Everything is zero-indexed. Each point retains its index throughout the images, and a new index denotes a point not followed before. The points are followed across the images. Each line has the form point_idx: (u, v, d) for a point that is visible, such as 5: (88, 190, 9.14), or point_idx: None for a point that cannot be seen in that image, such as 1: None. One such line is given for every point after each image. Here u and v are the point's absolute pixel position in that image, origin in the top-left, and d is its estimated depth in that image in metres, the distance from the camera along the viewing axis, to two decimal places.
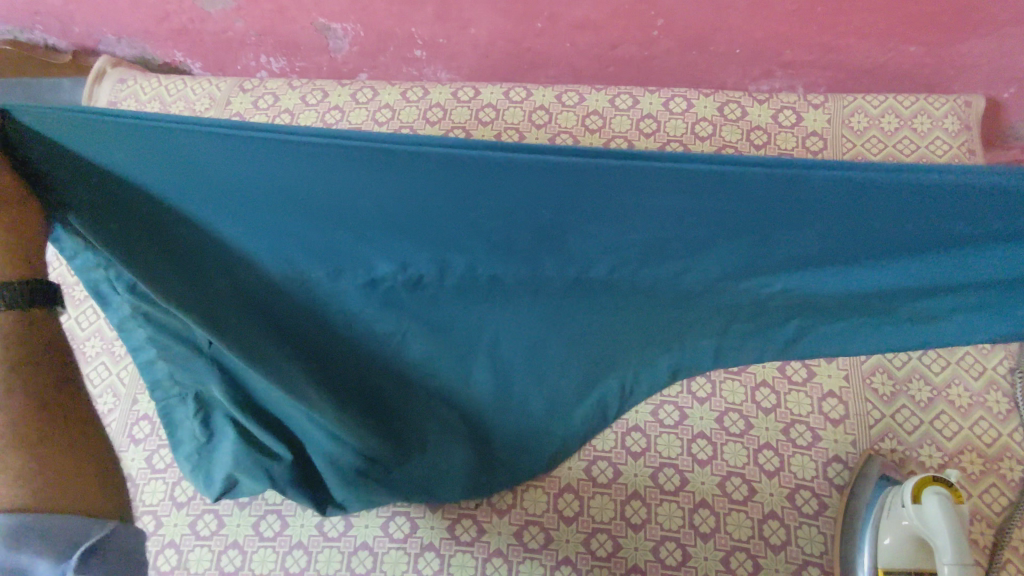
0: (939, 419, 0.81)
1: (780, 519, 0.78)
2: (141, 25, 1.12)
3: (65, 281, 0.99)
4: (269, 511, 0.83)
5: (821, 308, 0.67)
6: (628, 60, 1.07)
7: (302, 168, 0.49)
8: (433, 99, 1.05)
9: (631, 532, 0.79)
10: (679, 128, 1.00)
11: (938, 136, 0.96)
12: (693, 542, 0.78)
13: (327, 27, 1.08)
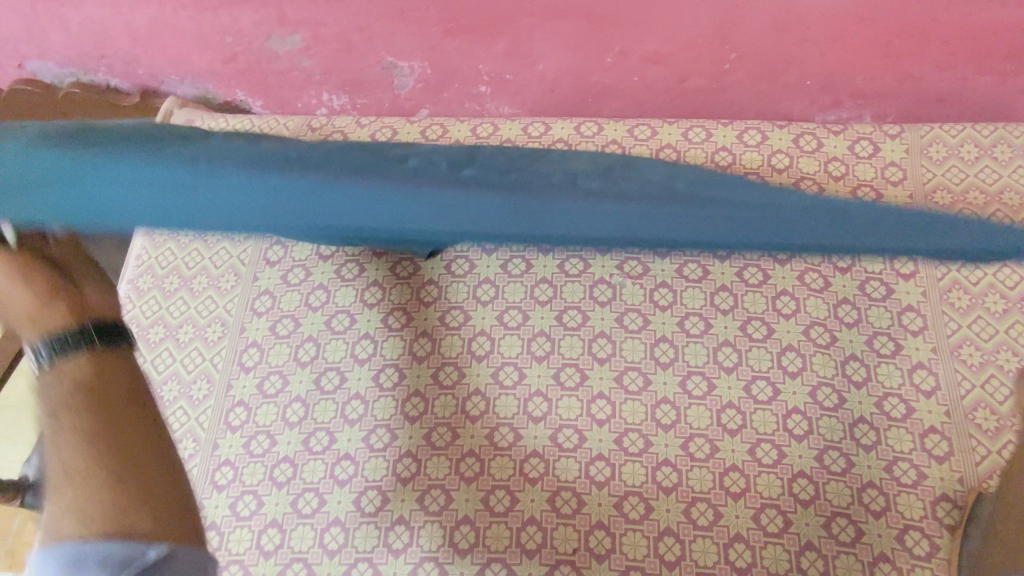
0: None
1: (892, 561, 0.76)
2: (207, 66, 1.13)
3: (140, 323, 0.98)
4: (360, 558, 0.81)
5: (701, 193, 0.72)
6: (695, 93, 1.07)
7: (308, 213, 0.68)
8: (502, 135, 1.05)
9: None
10: (755, 159, 0.99)
11: (1021, 165, 0.94)
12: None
13: (394, 65, 1.09)
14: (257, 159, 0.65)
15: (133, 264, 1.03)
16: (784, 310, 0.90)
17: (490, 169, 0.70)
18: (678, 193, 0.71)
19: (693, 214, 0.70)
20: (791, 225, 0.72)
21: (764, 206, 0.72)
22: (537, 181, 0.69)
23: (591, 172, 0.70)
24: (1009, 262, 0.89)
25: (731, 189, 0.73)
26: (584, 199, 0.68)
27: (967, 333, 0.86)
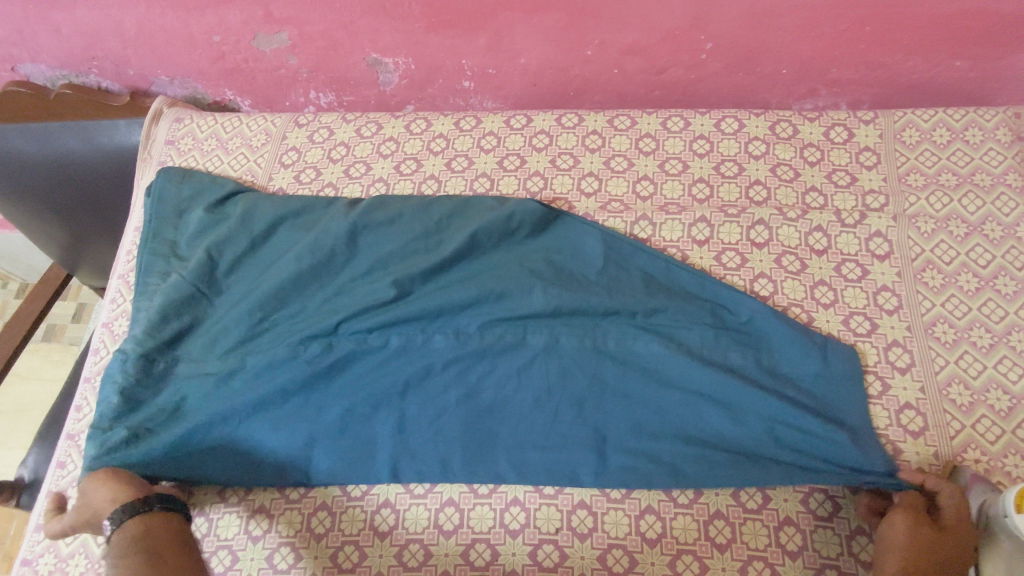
0: (1020, 428, 0.80)
1: (867, 535, 0.78)
2: (195, 65, 1.15)
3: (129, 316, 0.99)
4: (346, 542, 0.83)
5: (646, 410, 0.84)
6: (675, 83, 1.08)
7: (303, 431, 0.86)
8: (485, 128, 1.07)
9: (717, 552, 0.78)
10: (732, 147, 1.00)
11: (991, 147, 0.96)
12: (781, 559, 0.77)
13: (379, 61, 1.11)
14: (283, 416, 0.87)
15: (123, 260, 1.05)
16: (761, 292, 0.91)
17: (459, 362, 0.87)
18: (619, 386, 0.85)
19: (664, 440, 0.82)
20: (724, 435, 0.82)
21: (685, 396, 0.84)
22: (495, 391, 0.86)
23: (537, 349, 0.87)
24: (982, 242, 0.91)
25: (658, 348, 0.86)
26: (532, 405, 0.85)
27: (940, 311, 0.88)
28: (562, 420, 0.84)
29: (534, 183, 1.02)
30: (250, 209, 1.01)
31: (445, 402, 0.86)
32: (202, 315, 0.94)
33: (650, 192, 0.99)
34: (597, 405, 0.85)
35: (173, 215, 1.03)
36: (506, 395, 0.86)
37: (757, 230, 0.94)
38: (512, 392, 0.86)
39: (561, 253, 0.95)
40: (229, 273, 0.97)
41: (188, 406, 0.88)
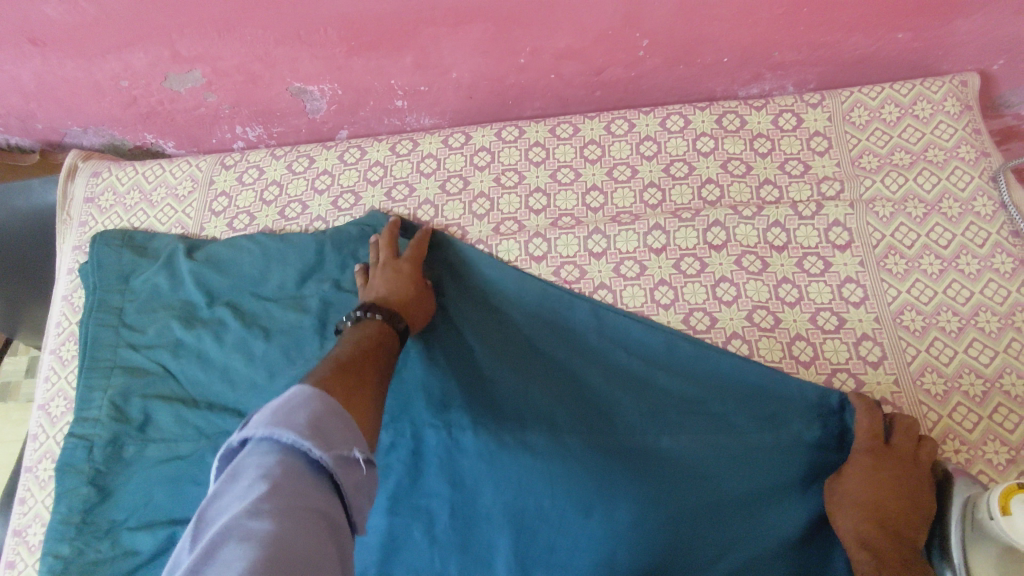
0: (997, 413, 0.79)
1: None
2: (108, 112, 1.08)
3: (67, 395, 0.93)
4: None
5: (657, 448, 0.81)
6: (615, 82, 1.04)
7: None
8: (423, 151, 1.01)
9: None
10: (680, 146, 0.96)
11: (942, 120, 0.94)
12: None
13: (303, 89, 1.05)
14: None
15: (54, 332, 0.97)
16: (724, 297, 0.88)
17: (456, 461, 0.83)
18: (629, 483, 0.79)
19: (664, 478, 0.79)
20: (714, 462, 0.79)
21: (696, 489, 0.78)
22: (491, 495, 0.81)
23: (542, 449, 0.82)
24: (941, 222, 0.89)
25: (663, 401, 0.83)
26: (533, 511, 0.79)
27: (907, 298, 0.85)
28: (573, 511, 0.79)
29: (479, 206, 0.97)
30: (204, 272, 0.95)
31: (437, 502, 0.82)
32: (158, 395, 0.90)
33: (601, 202, 0.95)
34: (603, 448, 0.81)
35: (117, 280, 0.96)
36: (501, 506, 0.80)
37: (714, 231, 0.91)
38: (511, 458, 0.81)
39: (557, 331, 0.88)
40: (183, 344, 0.92)
41: (157, 502, 0.84)
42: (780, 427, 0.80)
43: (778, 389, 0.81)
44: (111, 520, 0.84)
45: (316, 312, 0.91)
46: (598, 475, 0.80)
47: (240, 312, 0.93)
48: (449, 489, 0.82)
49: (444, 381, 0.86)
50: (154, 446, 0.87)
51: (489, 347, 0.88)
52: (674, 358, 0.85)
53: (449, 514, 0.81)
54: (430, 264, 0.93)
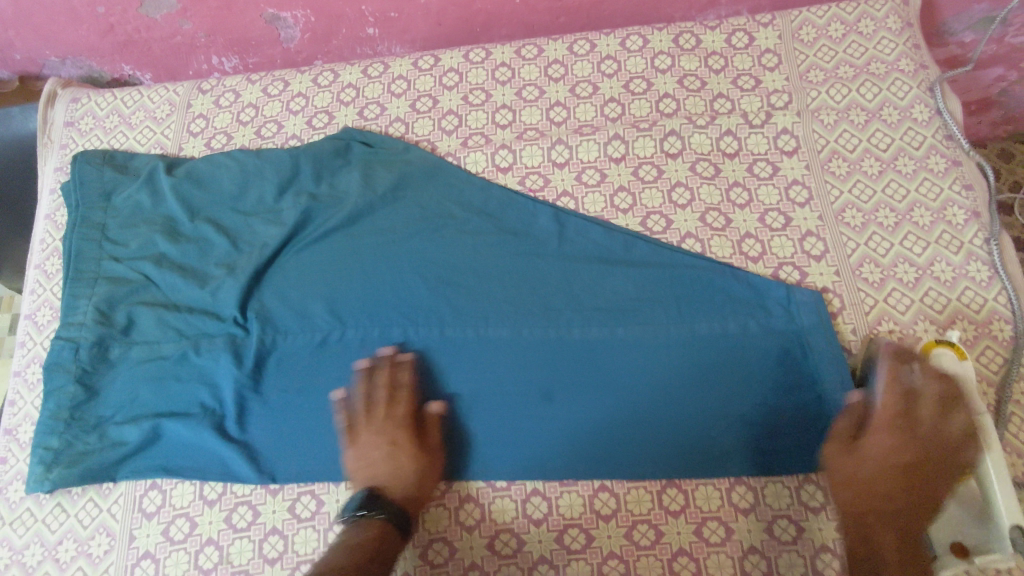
0: (927, 296, 0.85)
1: (815, 482, 0.79)
2: (85, 41, 1.10)
3: (53, 305, 0.96)
4: (302, 561, 0.80)
5: (609, 335, 0.87)
6: (578, 8, 1.09)
7: (258, 411, 0.88)
8: (393, 73, 1.05)
9: (671, 518, 0.79)
10: (639, 64, 1.01)
11: (884, 36, 0.99)
12: (727, 478, 0.80)
13: (277, 16, 1.08)
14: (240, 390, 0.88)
15: (38, 248, 1.01)
16: (679, 200, 0.93)
17: (424, 353, 0.89)
18: (588, 373, 0.86)
19: (614, 362, 0.86)
20: (665, 348, 0.86)
21: (644, 372, 0.85)
22: (459, 381, 0.87)
23: (501, 342, 0.88)
24: (881, 128, 0.94)
25: (618, 292, 0.89)
26: (498, 396, 0.86)
27: (848, 197, 0.91)
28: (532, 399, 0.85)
29: (449, 122, 1.01)
30: (185, 188, 0.99)
31: (408, 392, 0.87)
32: (141, 302, 0.94)
33: (564, 117, 1.00)
34: (559, 335, 0.88)
35: (100, 198, 1.00)
36: (472, 395, 0.86)
37: (670, 141, 0.96)
38: (475, 346, 0.88)
39: (517, 236, 0.94)
40: (165, 256, 0.96)
41: (142, 398, 0.89)
42: (725, 313, 0.86)
43: (724, 282, 0.88)
44: (99, 416, 0.89)
45: (292, 223, 0.96)
46: (554, 360, 0.87)
47: (219, 225, 0.98)
48: (422, 380, 0.87)
49: (411, 281, 0.92)
50: (138, 348, 0.92)
51: (452, 248, 0.93)
52: (629, 255, 0.91)
53: (421, 403, 0.86)
54: (396, 173, 0.98)
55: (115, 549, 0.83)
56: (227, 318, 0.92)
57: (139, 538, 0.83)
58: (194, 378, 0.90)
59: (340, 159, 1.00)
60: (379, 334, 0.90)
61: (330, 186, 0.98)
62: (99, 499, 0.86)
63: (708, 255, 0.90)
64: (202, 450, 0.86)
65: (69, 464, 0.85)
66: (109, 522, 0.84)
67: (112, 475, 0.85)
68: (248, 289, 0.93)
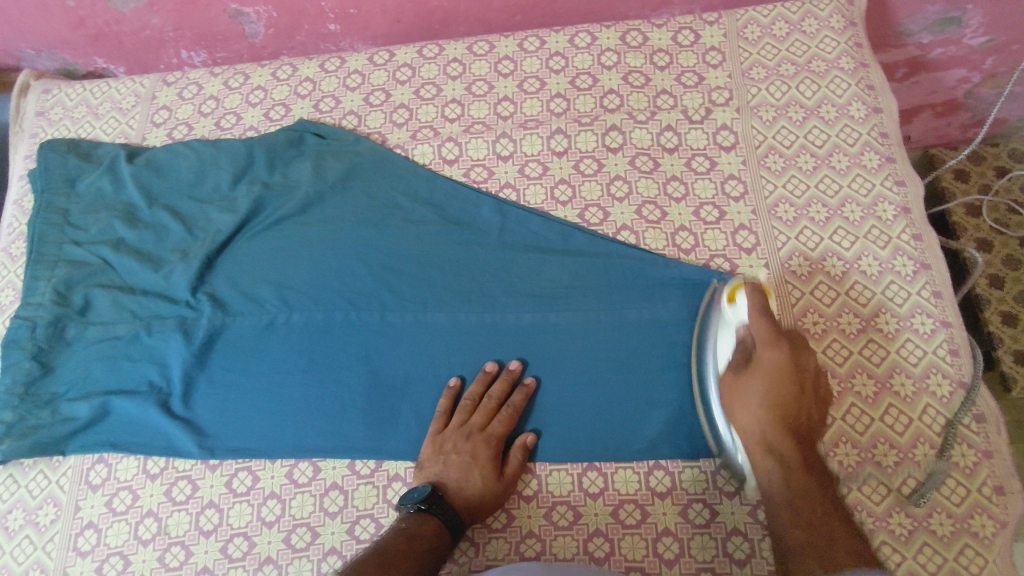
0: (852, 289, 0.87)
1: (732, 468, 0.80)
2: (58, 34, 1.15)
3: (16, 286, 1.01)
4: (235, 534, 0.83)
5: (542, 322, 0.90)
6: (532, 6, 1.11)
7: (202, 390, 0.91)
8: (350, 67, 1.08)
9: (590, 500, 0.81)
10: (586, 61, 1.04)
11: (826, 35, 1.00)
12: (647, 462, 0.82)
13: (240, 12, 1.11)
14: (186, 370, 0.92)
15: (5, 232, 1.05)
16: (617, 194, 0.95)
17: (364, 338, 0.92)
18: (520, 356, 0.88)
19: (545, 347, 0.88)
20: (594, 335, 0.88)
21: (573, 358, 0.87)
22: (395, 364, 0.90)
23: (438, 327, 0.91)
24: (818, 125, 0.96)
25: (553, 280, 0.92)
26: (431, 380, 0.89)
27: (782, 192, 0.93)
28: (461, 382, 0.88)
29: (399, 115, 1.04)
30: (145, 175, 1.03)
31: (346, 374, 0.90)
32: (97, 284, 0.98)
33: (511, 111, 1.02)
34: (494, 321, 0.90)
35: (64, 184, 1.04)
36: (407, 379, 0.89)
37: (611, 136, 0.99)
38: (413, 330, 0.91)
39: (459, 225, 0.96)
40: (123, 240, 1.00)
41: (93, 376, 0.93)
42: (656, 302, 0.88)
43: (656, 271, 0.90)
44: (53, 392, 0.93)
45: (245, 210, 0.99)
46: (487, 345, 0.89)
47: (176, 212, 1.01)
48: (359, 363, 0.90)
49: (356, 266, 0.95)
50: (93, 328, 0.95)
51: (397, 235, 0.96)
52: (566, 244, 0.94)
53: (357, 385, 0.89)
54: (348, 164, 1.01)
55: (61, 518, 0.86)
56: (178, 300, 0.96)
57: (84, 509, 0.86)
58: (143, 357, 0.93)
59: (294, 149, 1.03)
60: (322, 317, 0.93)
61: (284, 175, 1.02)
62: (49, 471, 0.89)
63: (643, 246, 0.93)
64: (147, 427, 0.90)
65: (21, 436, 0.89)
66: (57, 494, 0.88)
67: (61, 448, 0.89)
68: (200, 272, 0.97)
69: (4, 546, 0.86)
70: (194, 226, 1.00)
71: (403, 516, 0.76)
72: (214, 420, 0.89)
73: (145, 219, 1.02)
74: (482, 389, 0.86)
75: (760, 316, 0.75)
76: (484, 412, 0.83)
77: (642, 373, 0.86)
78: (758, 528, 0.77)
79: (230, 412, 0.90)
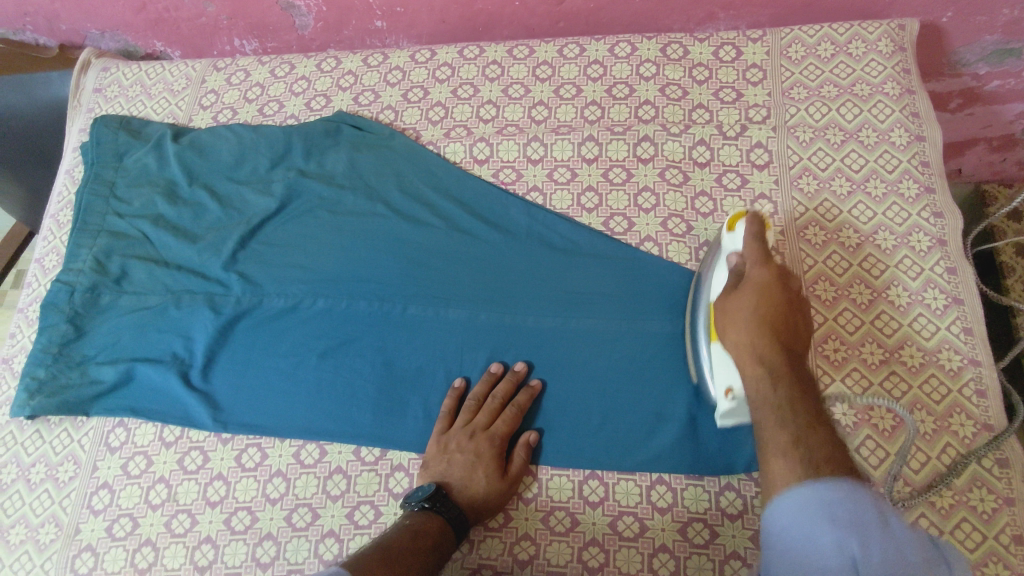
0: (879, 319, 0.84)
1: (735, 490, 0.78)
2: (121, 16, 1.20)
3: (59, 252, 1.05)
4: (239, 508, 0.85)
5: (558, 325, 0.90)
6: (576, 14, 1.12)
7: (223, 367, 0.94)
8: (392, 63, 1.11)
9: (588, 508, 0.80)
10: (624, 70, 1.04)
11: (873, 59, 0.98)
12: (650, 476, 0.81)
13: (292, 4, 1.15)
14: (209, 345, 0.94)
15: (55, 201, 1.10)
16: (644, 205, 0.95)
17: (382, 326, 0.93)
18: (530, 359, 0.88)
19: (560, 351, 0.88)
20: (609, 343, 0.87)
21: (587, 364, 0.87)
22: (410, 356, 0.91)
23: (455, 322, 0.92)
24: (857, 148, 0.94)
25: (573, 285, 0.91)
26: (444, 375, 0.89)
27: (813, 215, 0.91)
28: (468, 383, 0.88)
29: (435, 113, 1.06)
30: (188, 155, 1.07)
31: (362, 361, 0.92)
32: (133, 256, 1.02)
33: (545, 116, 1.03)
34: (512, 321, 0.91)
35: (113, 158, 1.09)
36: (420, 372, 0.90)
37: (643, 146, 0.98)
38: (430, 324, 0.92)
39: (485, 224, 0.97)
40: (161, 216, 1.04)
41: (121, 344, 0.96)
42: (673, 314, 0.88)
43: (678, 284, 0.89)
44: (84, 355, 0.97)
45: (280, 195, 1.02)
46: (503, 345, 0.89)
47: (214, 192, 1.05)
48: (376, 352, 0.92)
49: (381, 257, 0.97)
50: (126, 297, 0.99)
51: (424, 229, 0.98)
52: (590, 251, 0.93)
53: (372, 373, 0.91)
54: (383, 158, 1.03)
55: (79, 476, 0.90)
56: (209, 277, 0.99)
57: (101, 469, 0.90)
58: (169, 329, 0.96)
59: (332, 139, 1.06)
60: (344, 304, 0.95)
61: (320, 164, 1.04)
62: (72, 430, 0.93)
63: (666, 257, 0.92)
64: (167, 396, 0.93)
65: (50, 394, 0.93)
66: (77, 452, 0.91)
67: (85, 409, 0.93)
68: (231, 250, 0.99)
69: (25, 497, 0.90)
70: (229, 207, 1.03)
71: (408, 514, 0.76)
72: (232, 395, 0.92)
73: (184, 197, 1.05)
74: (487, 389, 0.86)
75: (754, 243, 0.75)
76: (488, 411, 0.84)
77: (653, 385, 0.85)
78: (758, 554, 0.75)
79: (246, 390, 0.92)
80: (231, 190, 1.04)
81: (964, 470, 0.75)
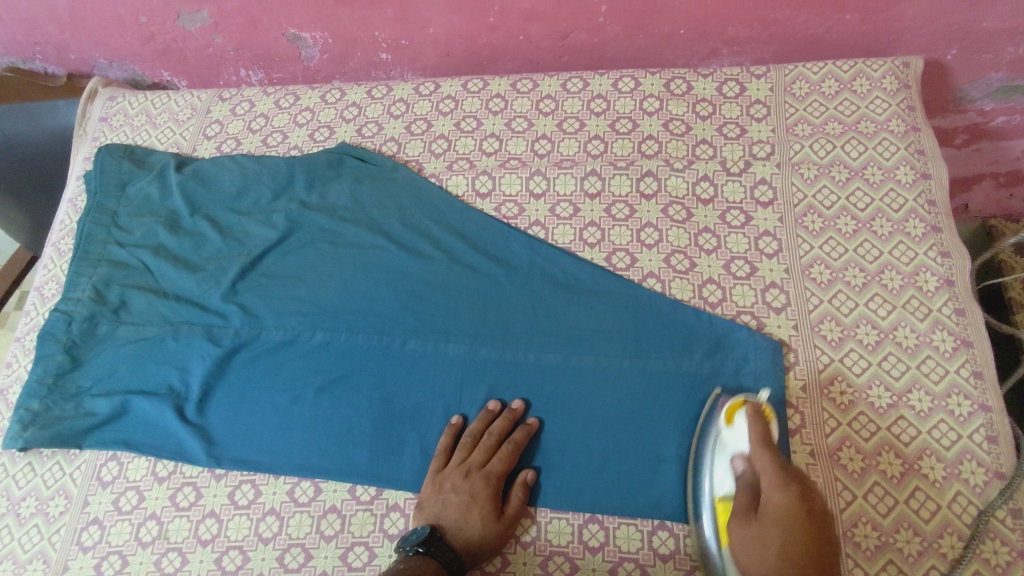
0: (886, 360, 0.83)
1: None
2: (129, 46, 1.21)
3: (59, 281, 1.05)
4: (231, 547, 0.83)
5: (560, 362, 0.88)
6: (579, 48, 1.12)
7: (218, 399, 0.93)
8: (396, 95, 1.11)
9: (588, 554, 0.78)
10: (628, 105, 1.04)
11: (878, 96, 0.98)
12: (651, 520, 0.79)
13: (297, 36, 1.16)
14: (205, 377, 0.93)
15: (57, 229, 1.10)
16: (647, 241, 0.94)
17: (381, 361, 0.92)
18: (529, 397, 0.87)
19: (561, 389, 0.87)
20: (611, 382, 0.86)
21: (588, 403, 0.85)
22: (409, 392, 0.89)
23: (455, 358, 0.90)
24: (862, 186, 0.93)
25: (575, 322, 0.90)
26: (442, 411, 0.88)
27: (818, 253, 0.90)
28: (466, 419, 0.87)
29: (438, 145, 1.06)
30: (190, 185, 1.07)
31: (359, 396, 0.90)
32: (132, 286, 1.01)
33: (548, 150, 1.03)
34: (512, 358, 0.89)
35: (116, 187, 1.09)
36: (418, 408, 0.89)
37: (646, 181, 0.98)
38: (430, 359, 0.91)
39: (487, 258, 0.96)
40: (162, 246, 1.04)
41: (118, 375, 0.95)
42: (677, 353, 0.86)
43: (681, 322, 0.88)
44: (79, 386, 0.96)
45: (281, 227, 1.02)
46: (503, 381, 0.88)
47: (215, 222, 1.04)
48: (374, 387, 0.90)
49: (381, 290, 0.96)
50: (124, 328, 0.98)
51: (425, 262, 0.97)
52: (593, 287, 0.92)
53: (369, 409, 0.89)
54: (385, 189, 1.03)
55: (69, 511, 0.88)
56: (207, 308, 0.98)
57: (92, 504, 0.88)
58: (166, 360, 0.95)
59: (335, 170, 1.06)
60: (343, 338, 0.94)
61: (323, 195, 1.04)
62: (64, 463, 0.92)
63: (669, 294, 0.90)
64: (162, 430, 0.91)
65: (43, 426, 0.92)
66: (69, 486, 0.90)
67: (78, 442, 0.92)
68: (230, 281, 0.99)
69: (14, 532, 0.88)
70: (230, 238, 1.03)
71: (401, 559, 0.74)
72: (226, 428, 0.90)
73: (186, 228, 1.05)
74: (483, 426, 0.85)
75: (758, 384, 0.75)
76: (484, 449, 0.82)
77: (655, 426, 0.83)
78: None
79: (242, 423, 0.90)
80: (232, 221, 1.04)
81: (976, 521, 0.73)
